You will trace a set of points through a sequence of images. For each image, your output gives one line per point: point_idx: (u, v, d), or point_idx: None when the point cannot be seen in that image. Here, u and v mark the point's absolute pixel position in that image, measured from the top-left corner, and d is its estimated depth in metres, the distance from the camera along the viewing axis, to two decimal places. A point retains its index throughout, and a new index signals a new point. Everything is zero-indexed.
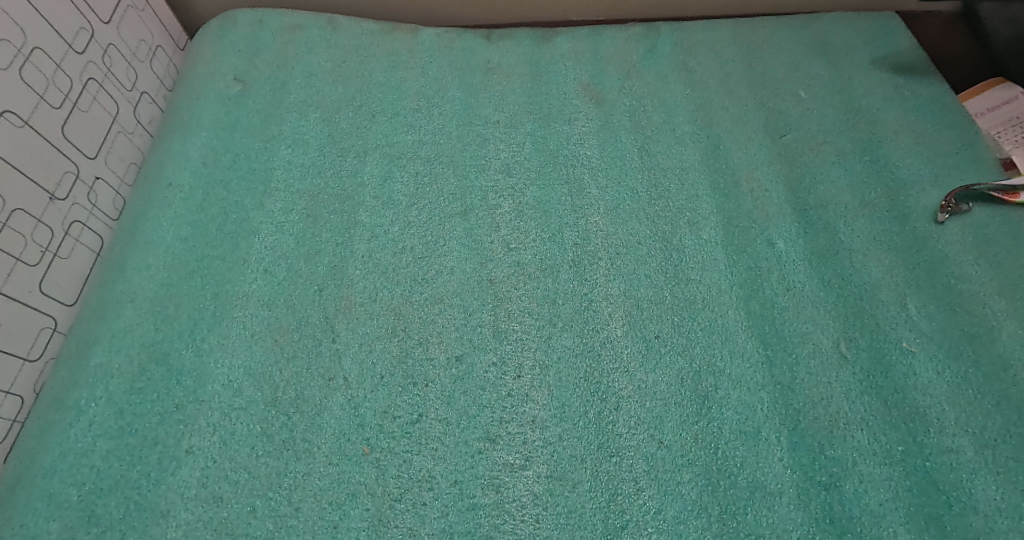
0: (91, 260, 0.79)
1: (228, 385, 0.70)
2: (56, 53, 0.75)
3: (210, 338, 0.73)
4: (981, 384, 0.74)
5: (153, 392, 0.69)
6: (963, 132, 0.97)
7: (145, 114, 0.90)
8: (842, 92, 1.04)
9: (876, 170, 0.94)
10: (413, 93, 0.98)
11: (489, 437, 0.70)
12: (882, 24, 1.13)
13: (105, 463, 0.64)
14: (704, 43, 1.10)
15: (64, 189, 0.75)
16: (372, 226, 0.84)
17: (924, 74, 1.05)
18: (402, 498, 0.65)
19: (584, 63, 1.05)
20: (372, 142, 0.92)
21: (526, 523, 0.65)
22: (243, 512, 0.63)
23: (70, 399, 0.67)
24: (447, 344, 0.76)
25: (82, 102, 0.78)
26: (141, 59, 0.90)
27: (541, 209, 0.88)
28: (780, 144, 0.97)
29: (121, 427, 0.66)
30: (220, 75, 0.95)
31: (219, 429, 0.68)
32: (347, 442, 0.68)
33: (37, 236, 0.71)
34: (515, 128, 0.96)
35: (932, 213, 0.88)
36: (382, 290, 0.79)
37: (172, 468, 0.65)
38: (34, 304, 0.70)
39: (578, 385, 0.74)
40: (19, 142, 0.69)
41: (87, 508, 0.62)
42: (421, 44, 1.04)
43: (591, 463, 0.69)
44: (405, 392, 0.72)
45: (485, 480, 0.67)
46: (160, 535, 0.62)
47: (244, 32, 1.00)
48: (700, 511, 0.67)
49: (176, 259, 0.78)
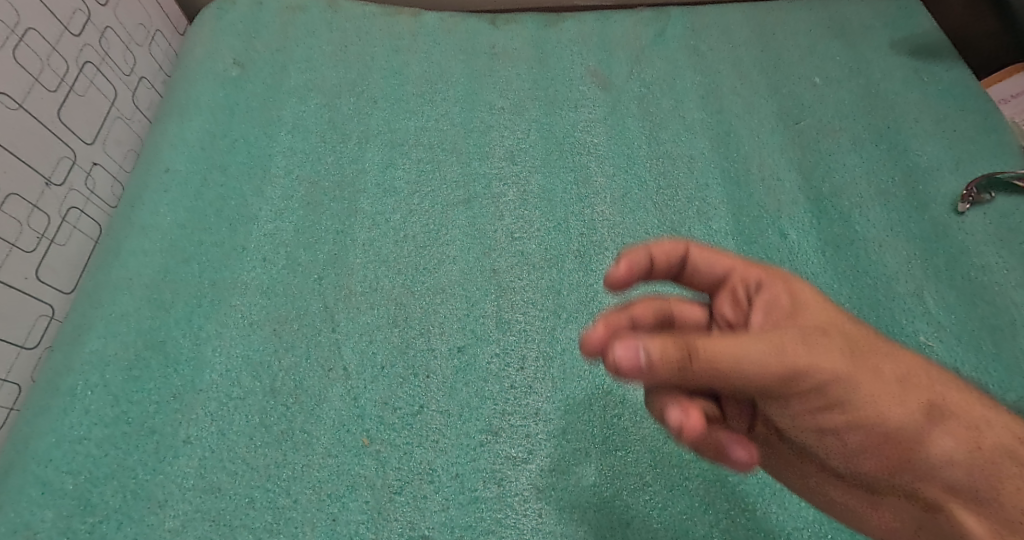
0: (88, 246, 0.78)
1: (225, 374, 0.69)
2: (51, 35, 0.74)
3: (208, 326, 0.72)
4: (1003, 379, 0.71)
5: (149, 381, 0.68)
6: (983, 118, 0.94)
7: (143, 99, 0.89)
8: (860, 77, 1.00)
9: (894, 158, 0.91)
10: (416, 78, 0.96)
11: (491, 429, 0.68)
12: (901, 7, 1.09)
13: (100, 452, 0.63)
14: (714, 26, 1.07)
15: (60, 174, 0.74)
16: (373, 214, 0.83)
17: (945, 58, 1.02)
18: (402, 490, 0.64)
19: (591, 47, 1.02)
20: (374, 128, 0.90)
21: (529, 518, 0.63)
22: (241, 503, 0.62)
23: (65, 386, 0.66)
24: (449, 334, 0.74)
25: (78, 85, 0.77)
26: (139, 43, 0.89)
27: (545, 197, 0.86)
28: (794, 130, 0.94)
29: (118, 415, 0.65)
30: (219, 58, 0.93)
31: (217, 418, 0.66)
32: (347, 433, 0.67)
33: (33, 221, 0.70)
34: (520, 114, 0.94)
35: (953, 203, 0.86)
36: (382, 279, 0.77)
37: (169, 457, 0.64)
38: (29, 290, 0.69)
39: (582, 377, 0.72)
40: (13, 124, 0.68)
41: (82, 497, 0.61)
42: (424, 27, 1.02)
43: (596, 457, 0.67)
44: (406, 383, 0.70)
45: (487, 473, 0.65)
46: (156, 526, 0.60)
47: (242, 13, 0.99)
48: (708, 507, 0.65)
49: (175, 246, 0.77)
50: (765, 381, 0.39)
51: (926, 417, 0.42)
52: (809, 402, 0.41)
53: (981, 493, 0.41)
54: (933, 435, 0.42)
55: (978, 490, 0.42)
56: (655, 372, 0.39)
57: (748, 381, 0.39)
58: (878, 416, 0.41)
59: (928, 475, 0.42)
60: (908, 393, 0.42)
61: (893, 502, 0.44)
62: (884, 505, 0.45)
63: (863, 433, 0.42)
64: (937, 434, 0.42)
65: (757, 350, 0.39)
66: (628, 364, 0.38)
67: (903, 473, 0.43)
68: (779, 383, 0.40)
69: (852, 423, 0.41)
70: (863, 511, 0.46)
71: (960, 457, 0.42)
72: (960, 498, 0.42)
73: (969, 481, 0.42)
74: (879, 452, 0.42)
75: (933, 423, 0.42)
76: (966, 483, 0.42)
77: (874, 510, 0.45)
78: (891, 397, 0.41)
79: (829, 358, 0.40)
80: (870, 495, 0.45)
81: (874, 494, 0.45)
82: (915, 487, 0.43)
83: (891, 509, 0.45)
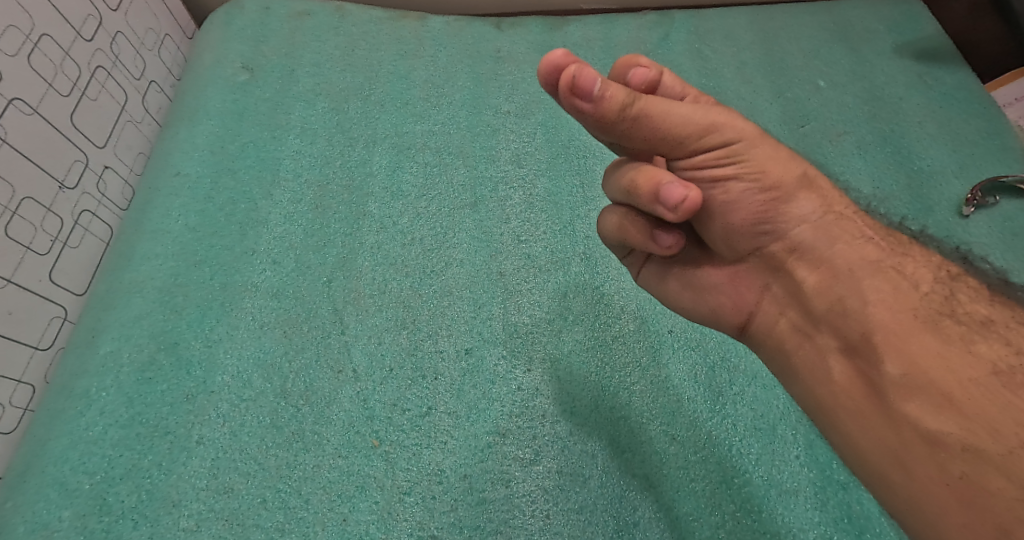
0: (100, 248, 0.79)
1: (236, 377, 0.70)
2: (64, 40, 0.75)
3: (219, 328, 0.73)
4: None
5: (162, 382, 0.69)
6: (986, 122, 0.95)
7: (153, 102, 0.90)
8: (864, 80, 1.01)
9: (898, 161, 0.92)
10: (422, 82, 0.97)
11: (499, 431, 0.69)
12: (905, 10, 1.10)
13: (115, 452, 0.64)
14: (718, 30, 1.07)
15: (72, 178, 0.75)
16: (381, 217, 0.83)
17: (949, 61, 1.02)
18: (411, 491, 0.65)
19: (596, 51, 1.03)
20: (381, 131, 0.91)
21: (536, 518, 0.64)
22: (254, 503, 0.63)
23: (80, 388, 0.67)
24: (456, 336, 0.75)
25: (91, 89, 0.78)
26: (149, 47, 0.90)
27: (552, 200, 0.87)
28: (799, 133, 0.95)
29: (132, 416, 0.66)
30: (228, 62, 0.94)
31: (229, 420, 0.67)
32: (357, 434, 0.68)
33: (47, 224, 0.71)
34: (526, 118, 0.94)
35: (958, 206, 0.87)
36: (391, 282, 0.78)
37: (183, 458, 0.65)
38: (44, 293, 0.70)
39: (589, 379, 0.72)
40: (28, 129, 0.69)
41: (98, 497, 0.62)
42: (430, 31, 1.03)
43: (602, 458, 0.67)
44: (415, 385, 0.71)
45: (495, 474, 0.66)
46: (171, 525, 0.61)
47: (251, 18, 1.00)
48: (714, 508, 0.65)
49: (186, 248, 0.78)
50: (682, 128, 0.50)
51: (799, 186, 0.52)
52: (710, 152, 0.51)
53: (835, 268, 0.51)
54: (795, 201, 0.52)
55: (833, 268, 0.51)
56: (605, 101, 0.48)
57: (671, 130, 0.50)
58: (758, 174, 0.51)
59: (778, 235, 0.52)
60: (792, 166, 0.52)
61: (749, 268, 0.54)
62: (743, 270, 0.55)
63: (747, 186, 0.51)
64: (797, 202, 0.52)
65: (683, 109, 0.50)
66: (587, 90, 0.47)
67: (763, 232, 0.52)
68: (696, 128, 0.50)
69: (736, 173, 0.51)
70: (723, 281, 0.55)
71: (823, 234, 0.51)
72: (821, 272, 0.51)
73: (825, 254, 0.51)
74: (751, 204, 0.52)
75: (799, 190, 0.52)
76: (837, 260, 0.51)
77: (734, 281, 0.55)
78: (774, 163, 0.52)
79: (731, 122, 0.51)
80: (733, 259, 0.55)
81: (737, 259, 0.55)
82: (767, 247, 0.53)
83: (750, 275, 0.54)
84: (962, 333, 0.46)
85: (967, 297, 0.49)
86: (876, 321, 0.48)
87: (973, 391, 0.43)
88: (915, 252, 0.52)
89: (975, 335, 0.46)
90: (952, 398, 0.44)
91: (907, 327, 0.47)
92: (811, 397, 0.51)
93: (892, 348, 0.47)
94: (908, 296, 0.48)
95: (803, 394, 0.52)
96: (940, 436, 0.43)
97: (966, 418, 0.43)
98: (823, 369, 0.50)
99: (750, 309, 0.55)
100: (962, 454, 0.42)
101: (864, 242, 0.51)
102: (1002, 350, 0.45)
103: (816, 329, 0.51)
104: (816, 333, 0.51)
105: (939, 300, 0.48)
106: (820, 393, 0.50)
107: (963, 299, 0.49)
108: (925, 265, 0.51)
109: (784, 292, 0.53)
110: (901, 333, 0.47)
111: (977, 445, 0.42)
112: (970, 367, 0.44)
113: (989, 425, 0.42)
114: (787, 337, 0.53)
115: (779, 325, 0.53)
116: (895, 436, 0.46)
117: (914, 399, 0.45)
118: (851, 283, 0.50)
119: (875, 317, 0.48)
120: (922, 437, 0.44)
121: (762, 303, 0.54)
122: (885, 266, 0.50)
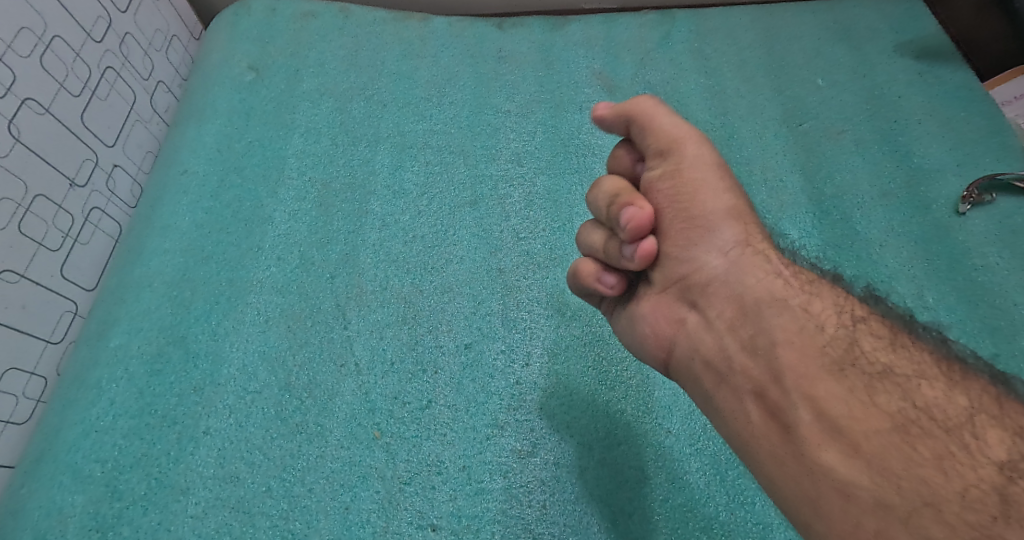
0: (110, 244, 0.81)
1: (243, 369, 0.72)
2: (75, 41, 0.77)
3: (225, 323, 0.75)
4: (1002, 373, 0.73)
5: (171, 374, 0.71)
6: (985, 120, 0.96)
7: (161, 102, 0.92)
8: (863, 79, 1.02)
9: (896, 160, 0.93)
10: (424, 81, 0.99)
11: (497, 424, 0.70)
12: (906, 9, 1.10)
13: (126, 442, 0.66)
14: (718, 29, 1.09)
15: (83, 175, 0.77)
16: (383, 215, 0.85)
17: (948, 60, 1.03)
18: (411, 481, 0.66)
19: (596, 51, 1.04)
20: (384, 130, 0.93)
21: (533, 509, 0.65)
22: (259, 491, 0.65)
23: (92, 379, 0.69)
24: (457, 331, 0.76)
25: (100, 90, 0.80)
26: (157, 48, 0.92)
27: (551, 198, 0.88)
28: (797, 132, 0.96)
29: (141, 407, 0.68)
30: (234, 64, 0.96)
31: (235, 411, 0.69)
32: (359, 426, 0.69)
33: (58, 222, 0.73)
34: (526, 117, 0.96)
35: (955, 203, 0.88)
36: (392, 278, 0.80)
37: (191, 447, 0.67)
38: (56, 288, 0.72)
39: (587, 373, 0.74)
40: (42, 129, 0.71)
41: (110, 483, 0.64)
42: (433, 32, 1.04)
43: (597, 451, 0.69)
44: (416, 379, 0.73)
45: (493, 465, 0.68)
46: (180, 512, 0.63)
47: (257, 19, 1.02)
48: (707, 500, 0.67)
49: (193, 244, 0.80)
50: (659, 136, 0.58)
51: (724, 216, 0.57)
52: (664, 167, 0.58)
53: (745, 304, 0.54)
54: (718, 232, 0.57)
55: (744, 303, 0.54)
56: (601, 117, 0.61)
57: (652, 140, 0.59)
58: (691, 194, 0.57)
59: (694, 267, 0.57)
60: (722, 198, 0.58)
61: (669, 298, 0.58)
62: (664, 301, 0.59)
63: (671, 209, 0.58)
64: (722, 231, 0.57)
65: (666, 122, 0.58)
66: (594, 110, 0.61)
67: (684, 260, 0.57)
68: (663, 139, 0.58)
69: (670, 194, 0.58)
70: (647, 313, 0.59)
71: (735, 269, 0.55)
72: (734, 307, 0.54)
73: (737, 289, 0.55)
74: (676, 230, 0.58)
75: (724, 220, 0.57)
76: (748, 295, 0.54)
77: (654, 310, 0.59)
78: (706, 192, 0.58)
79: (694, 144, 0.58)
80: (658, 289, 0.59)
81: (660, 289, 0.59)
82: (688, 278, 0.57)
83: (668, 307, 0.58)
84: (865, 382, 0.46)
85: (869, 344, 0.48)
86: (785, 363, 0.49)
87: (876, 442, 0.43)
88: (823, 291, 0.53)
89: (878, 383, 0.46)
90: (860, 448, 0.43)
91: (813, 373, 0.47)
92: (733, 440, 0.51)
93: (802, 393, 0.47)
94: (813, 339, 0.49)
95: (725, 436, 0.52)
96: (854, 486, 0.42)
97: (875, 469, 0.42)
98: (742, 412, 0.51)
99: (669, 342, 0.58)
100: (874, 510, 0.41)
101: (774, 278, 0.54)
102: (902, 402, 0.44)
103: (732, 371, 0.52)
104: (732, 375, 0.52)
105: (844, 346, 0.48)
106: (743, 435, 0.50)
107: (866, 345, 0.48)
108: (831, 307, 0.52)
109: (699, 325, 0.56)
110: (809, 378, 0.47)
111: (885, 499, 0.41)
112: (874, 418, 0.44)
113: (894, 479, 0.41)
114: (703, 373, 0.55)
115: (695, 360, 0.55)
116: (810, 486, 0.45)
117: (825, 447, 0.45)
118: (761, 321, 0.52)
119: (785, 359, 0.49)
120: (835, 487, 0.43)
121: (678, 336, 0.57)
122: (792, 304, 0.52)
